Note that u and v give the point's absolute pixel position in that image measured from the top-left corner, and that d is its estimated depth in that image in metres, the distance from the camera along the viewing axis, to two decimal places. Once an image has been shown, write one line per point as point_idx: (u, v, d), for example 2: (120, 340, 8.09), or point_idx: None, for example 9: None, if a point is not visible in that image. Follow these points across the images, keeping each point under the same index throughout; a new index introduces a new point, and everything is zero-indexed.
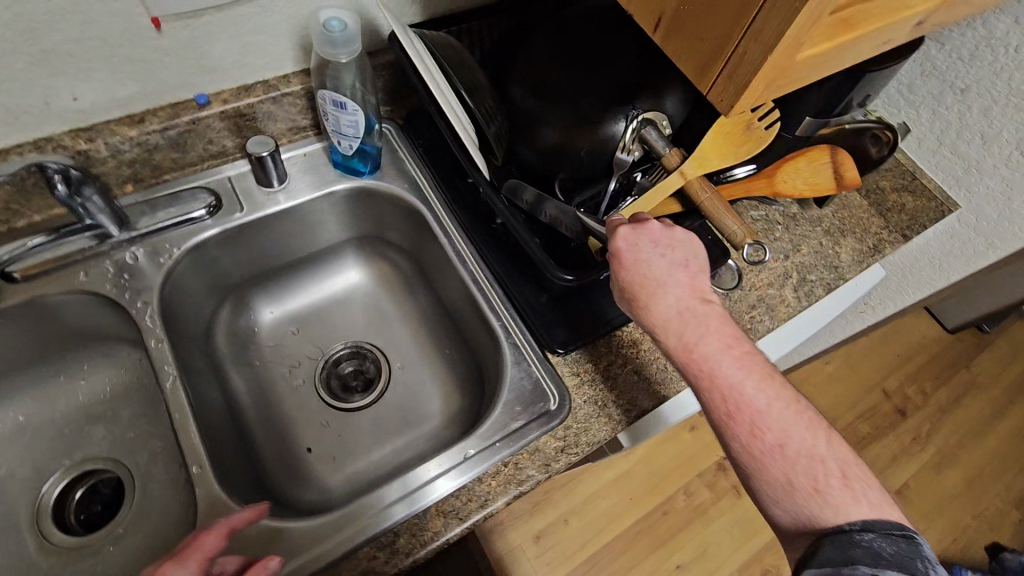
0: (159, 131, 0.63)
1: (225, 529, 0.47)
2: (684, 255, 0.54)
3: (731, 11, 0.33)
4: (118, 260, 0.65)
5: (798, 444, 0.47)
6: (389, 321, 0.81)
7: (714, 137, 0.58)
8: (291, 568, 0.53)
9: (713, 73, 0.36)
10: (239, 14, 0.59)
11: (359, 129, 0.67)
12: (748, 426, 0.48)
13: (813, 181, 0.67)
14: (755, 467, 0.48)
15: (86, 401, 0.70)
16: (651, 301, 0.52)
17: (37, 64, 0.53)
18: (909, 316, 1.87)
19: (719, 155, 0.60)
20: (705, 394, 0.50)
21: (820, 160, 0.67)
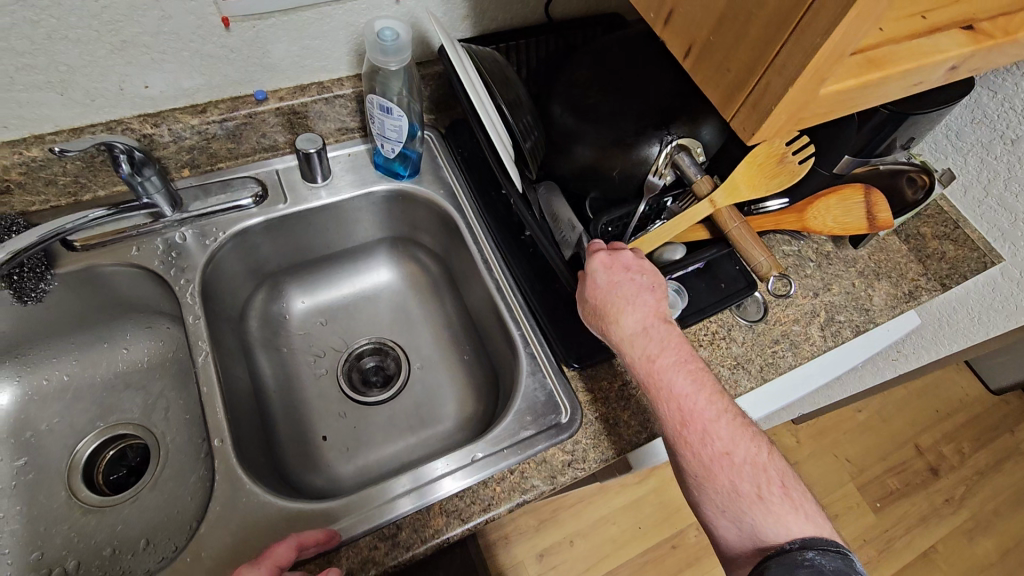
0: (218, 122, 0.68)
1: (295, 541, 0.50)
2: (650, 276, 0.57)
3: (757, 44, 0.34)
4: (168, 238, 0.69)
5: (745, 457, 0.51)
6: (413, 322, 0.83)
7: (746, 164, 0.60)
8: None
9: (738, 102, 0.37)
10: (301, 17, 0.62)
11: (401, 133, 0.70)
12: (699, 439, 0.51)
13: (845, 220, 0.67)
14: (706, 478, 0.51)
15: (124, 369, 0.74)
16: (619, 314, 0.56)
17: (117, 53, 0.58)
18: (950, 371, 1.79)
19: (750, 185, 0.61)
20: (660, 405, 0.53)
21: (853, 200, 0.67)
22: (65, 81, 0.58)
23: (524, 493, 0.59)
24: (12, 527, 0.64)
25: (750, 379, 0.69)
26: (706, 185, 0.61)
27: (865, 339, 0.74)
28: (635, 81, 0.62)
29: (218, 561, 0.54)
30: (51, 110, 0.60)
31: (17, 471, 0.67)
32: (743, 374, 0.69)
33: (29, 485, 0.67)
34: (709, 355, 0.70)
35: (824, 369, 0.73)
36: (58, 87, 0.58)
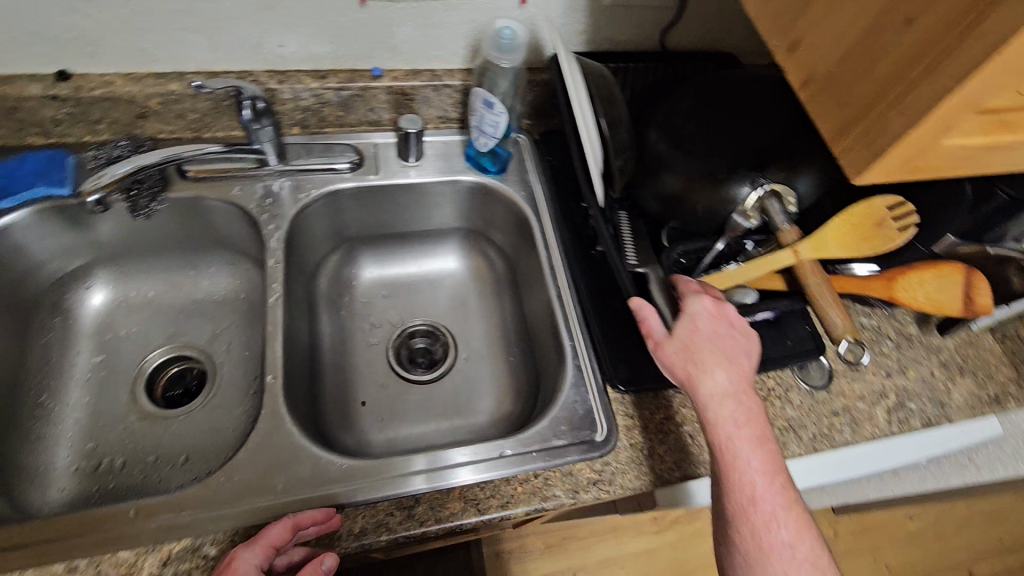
0: (334, 89, 0.73)
1: (290, 523, 0.51)
2: (749, 344, 0.57)
3: (878, 83, 0.34)
4: (267, 185, 0.75)
5: (804, 554, 0.48)
6: (469, 314, 0.84)
7: (841, 220, 0.58)
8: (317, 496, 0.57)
9: (847, 136, 0.37)
10: (427, 7, 0.67)
11: (498, 130, 0.72)
12: (764, 519, 0.49)
13: (938, 298, 0.62)
14: (758, 563, 0.48)
15: (201, 297, 0.80)
16: (710, 368, 0.54)
17: (264, 11, 0.63)
18: None
19: (840, 243, 0.59)
20: (730, 473, 0.51)
21: (950, 278, 0.62)
22: (210, 29, 0.64)
23: (544, 501, 0.59)
24: (77, 416, 0.70)
25: (800, 444, 0.66)
26: (792, 235, 0.59)
27: (936, 435, 0.69)
28: (739, 117, 0.61)
29: (246, 491, 0.57)
30: (198, 53, 0.67)
31: (93, 366, 0.73)
32: (793, 438, 0.66)
33: (100, 381, 0.73)
34: (760, 411, 0.67)
35: (882, 455, 0.68)
36: (208, 33, 0.64)
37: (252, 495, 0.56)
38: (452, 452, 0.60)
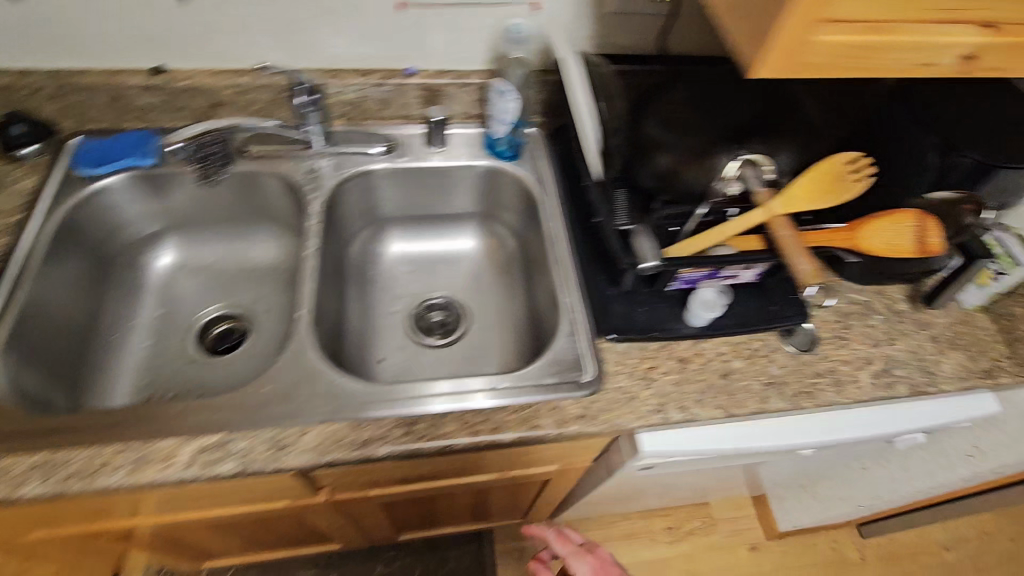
0: (372, 84, 0.84)
1: None
2: None
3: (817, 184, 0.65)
4: (312, 164, 0.85)
5: None
6: (484, 291, 0.92)
7: (807, 176, 0.65)
8: (347, 408, 0.63)
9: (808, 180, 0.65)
10: (460, 10, 0.77)
11: (510, 116, 0.80)
12: None
13: (894, 241, 0.69)
14: None
15: (253, 266, 0.92)
16: None
17: (317, 15, 0.76)
18: None
19: (807, 198, 0.65)
20: None
21: (903, 223, 0.69)
22: (275, 22, 0.76)
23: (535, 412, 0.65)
24: (144, 344, 0.82)
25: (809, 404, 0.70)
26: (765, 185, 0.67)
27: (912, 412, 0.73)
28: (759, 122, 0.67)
29: (271, 399, 0.63)
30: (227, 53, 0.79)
31: (155, 314, 0.85)
32: (791, 399, 0.70)
33: (160, 328, 0.84)
34: (782, 372, 0.72)
35: (858, 425, 0.70)
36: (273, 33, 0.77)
37: (279, 403, 0.63)
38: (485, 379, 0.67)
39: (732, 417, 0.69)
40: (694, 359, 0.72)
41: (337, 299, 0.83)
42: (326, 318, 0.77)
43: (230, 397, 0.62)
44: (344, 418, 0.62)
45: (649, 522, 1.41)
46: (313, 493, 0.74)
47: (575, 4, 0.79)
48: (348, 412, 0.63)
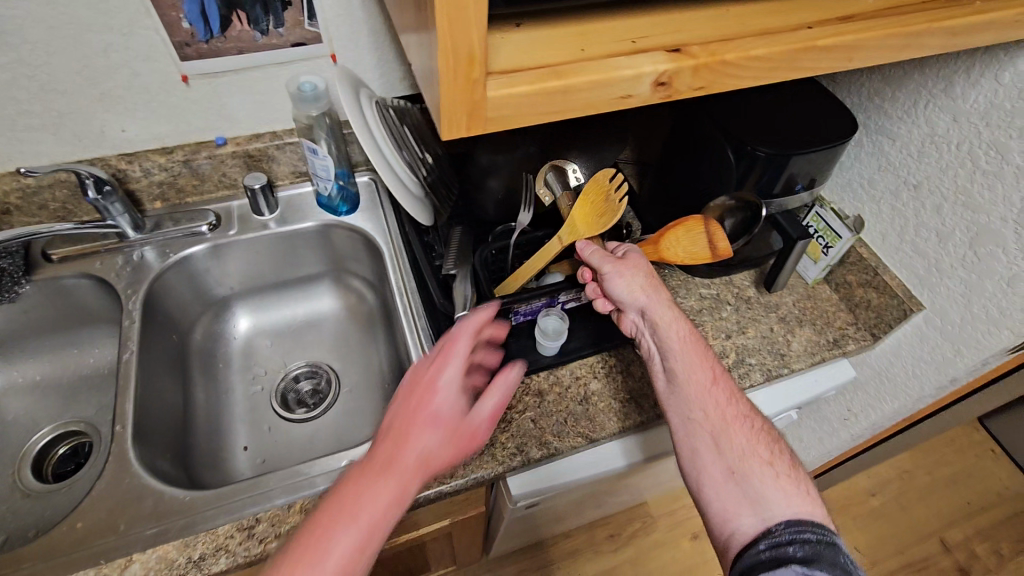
0: (181, 162, 0.79)
1: None
2: None
3: (589, 206, 0.62)
4: (130, 255, 0.78)
5: None
6: (350, 350, 0.87)
7: (579, 204, 0.62)
8: (176, 527, 0.57)
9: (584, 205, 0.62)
10: (253, 74, 0.75)
11: (330, 173, 0.78)
12: None
13: (693, 250, 0.63)
14: None
15: (91, 371, 0.82)
16: None
17: (97, 101, 0.71)
18: (965, 433, 1.62)
19: (586, 221, 0.62)
20: None
21: (695, 229, 0.63)
22: (51, 115, 0.70)
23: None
24: None
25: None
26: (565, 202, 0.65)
27: (765, 395, 0.76)
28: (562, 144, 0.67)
29: (89, 534, 0.57)
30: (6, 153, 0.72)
31: None
32: (654, 410, 0.69)
33: None
34: (639, 384, 0.71)
35: None
36: (50, 128, 0.71)
37: (99, 537, 0.56)
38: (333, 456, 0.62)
39: (595, 441, 0.67)
40: (551, 390, 0.70)
41: (182, 393, 0.77)
42: (163, 420, 0.71)
43: (42, 544, 0.55)
44: (171, 539, 0.56)
45: (591, 534, 1.39)
46: None
47: (373, 50, 0.78)
48: (177, 531, 0.57)
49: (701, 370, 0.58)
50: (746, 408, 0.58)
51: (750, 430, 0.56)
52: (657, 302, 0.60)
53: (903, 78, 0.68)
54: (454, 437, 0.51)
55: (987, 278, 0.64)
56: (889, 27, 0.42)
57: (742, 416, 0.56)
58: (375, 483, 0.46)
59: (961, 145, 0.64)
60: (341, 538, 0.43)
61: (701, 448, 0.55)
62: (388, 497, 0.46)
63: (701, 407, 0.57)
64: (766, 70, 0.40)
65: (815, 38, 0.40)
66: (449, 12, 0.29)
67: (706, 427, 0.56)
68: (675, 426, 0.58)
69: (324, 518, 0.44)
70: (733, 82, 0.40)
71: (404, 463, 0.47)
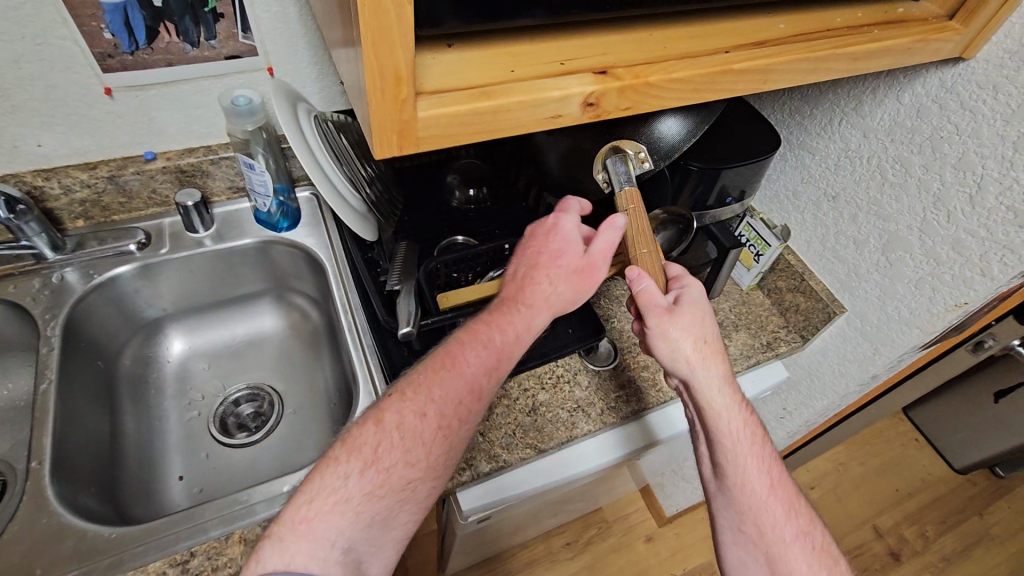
0: (106, 178, 0.75)
1: None
2: None
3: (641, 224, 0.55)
4: (48, 277, 0.73)
5: None
6: (295, 369, 0.85)
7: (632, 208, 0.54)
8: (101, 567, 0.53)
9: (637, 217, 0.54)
10: (184, 88, 0.72)
11: (268, 188, 0.76)
12: None
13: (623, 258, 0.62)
14: None
15: (5, 403, 0.75)
16: None
17: (8, 115, 0.67)
18: (891, 425, 1.73)
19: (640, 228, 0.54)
20: None
21: None
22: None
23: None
24: None
25: (616, 418, 0.71)
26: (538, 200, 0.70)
27: None
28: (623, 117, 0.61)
29: None
30: None
31: None
32: (601, 417, 0.71)
33: None
34: (586, 392, 0.72)
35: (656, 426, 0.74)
36: None
37: None
38: (270, 483, 0.60)
39: (545, 451, 0.68)
40: (499, 403, 0.70)
41: (109, 422, 0.72)
42: (87, 451, 0.66)
43: None
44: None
45: (547, 544, 1.40)
46: None
47: (312, 64, 0.77)
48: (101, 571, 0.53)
49: (760, 481, 0.58)
50: (803, 522, 0.58)
51: (807, 551, 0.56)
52: (722, 397, 0.57)
53: (819, 97, 0.73)
54: (575, 275, 0.57)
55: (898, 282, 0.70)
56: (798, 52, 0.45)
57: (800, 534, 0.57)
58: (481, 353, 0.54)
59: (871, 159, 0.69)
60: (447, 387, 0.52)
61: (755, 565, 0.57)
62: (484, 351, 0.54)
63: (756, 523, 0.57)
64: (688, 91, 0.42)
65: (732, 62, 0.43)
66: (373, 33, 0.29)
67: (759, 544, 0.57)
68: (727, 532, 0.59)
69: (424, 372, 0.53)
70: (658, 102, 0.42)
71: (508, 328, 0.55)
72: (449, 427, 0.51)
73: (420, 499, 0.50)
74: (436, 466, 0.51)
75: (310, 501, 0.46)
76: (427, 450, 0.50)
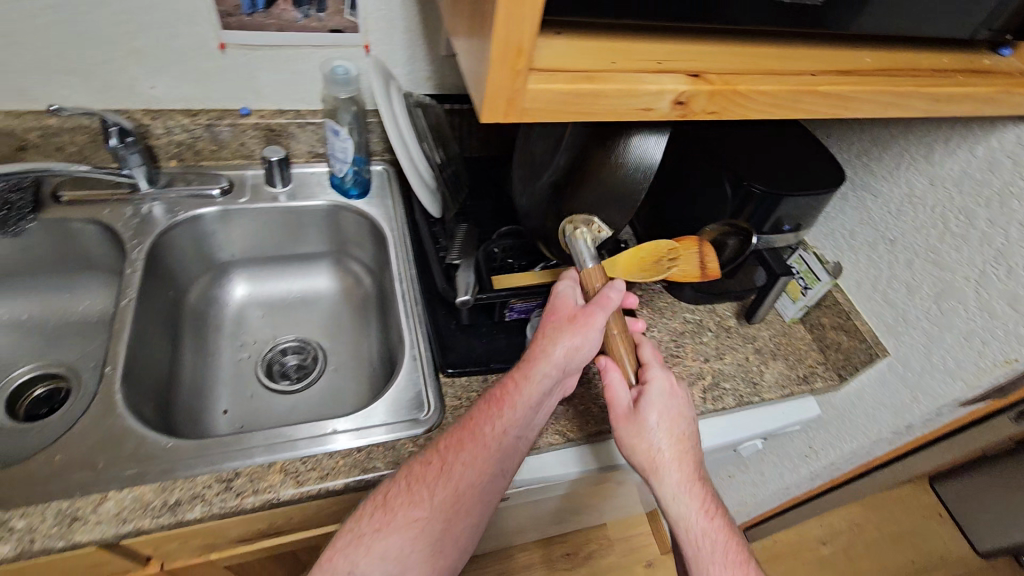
0: (205, 126, 0.81)
1: None
2: None
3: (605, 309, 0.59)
4: (139, 207, 0.79)
5: None
6: (342, 330, 0.89)
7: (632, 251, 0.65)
8: (153, 471, 0.57)
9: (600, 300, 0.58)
10: (289, 54, 0.78)
11: (348, 155, 0.81)
12: None
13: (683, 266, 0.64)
14: None
15: (80, 317, 0.82)
16: None
17: (133, 55, 0.73)
18: (914, 494, 1.68)
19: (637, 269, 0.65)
20: None
21: (688, 248, 0.65)
22: (86, 61, 0.72)
23: (367, 447, 0.62)
24: None
25: None
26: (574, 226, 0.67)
27: (735, 419, 0.79)
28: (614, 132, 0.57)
29: (65, 468, 0.57)
30: (34, 92, 0.73)
31: None
32: None
33: None
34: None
35: None
36: (83, 74, 0.73)
37: (73, 472, 0.56)
38: (312, 424, 0.63)
39: (570, 442, 0.70)
40: None
41: (170, 349, 0.77)
42: (150, 370, 0.71)
43: (14, 473, 0.55)
44: (147, 482, 0.56)
45: (547, 552, 1.40)
46: (141, 567, 0.68)
47: (406, 48, 0.82)
48: (153, 475, 0.57)
49: None
50: None
51: None
52: (682, 501, 0.57)
53: (889, 141, 0.74)
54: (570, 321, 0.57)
55: (947, 332, 0.70)
56: (882, 85, 0.47)
57: None
58: (487, 413, 0.57)
59: (935, 208, 0.70)
60: (457, 445, 0.56)
61: None
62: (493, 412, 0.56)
63: None
64: (773, 107, 0.45)
65: (818, 85, 0.45)
66: (508, 6, 0.32)
67: None
68: None
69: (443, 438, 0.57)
70: (743, 112, 0.44)
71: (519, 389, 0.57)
72: (449, 477, 0.55)
73: (428, 544, 0.54)
74: (446, 508, 0.54)
75: (334, 540, 0.53)
76: (433, 492, 0.54)
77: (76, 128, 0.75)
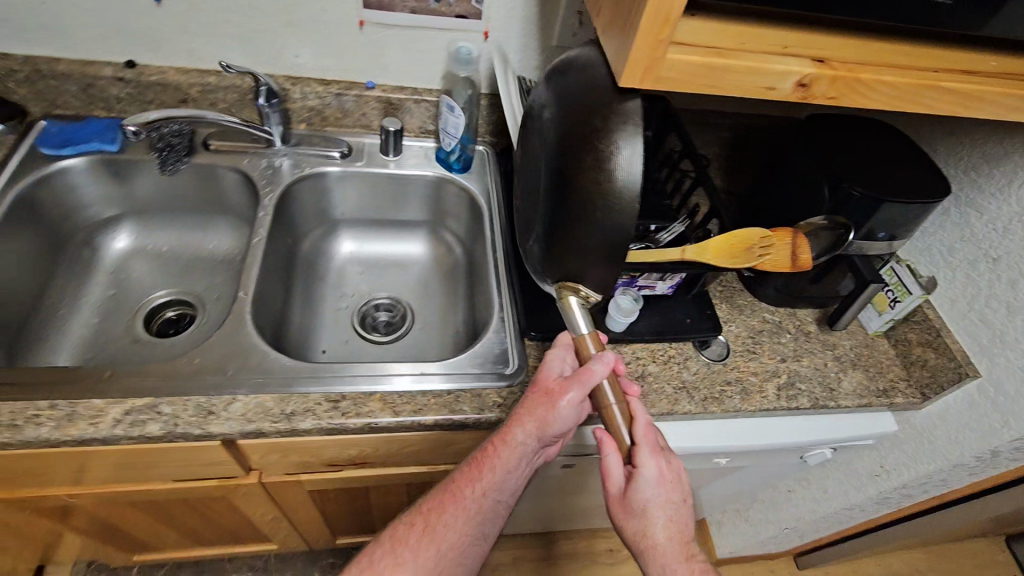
0: (335, 95, 0.90)
1: None
2: None
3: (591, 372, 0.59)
4: (271, 161, 0.89)
5: None
6: (430, 293, 0.96)
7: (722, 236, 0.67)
8: (274, 383, 0.65)
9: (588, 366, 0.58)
10: (418, 34, 0.86)
11: (459, 130, 0.88)
12: None
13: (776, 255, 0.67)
14: None
15: (210, 254, 0.92)
16: None
17: (286, 26, 0.83)
18: (985, 548, 1.58)
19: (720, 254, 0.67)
20: None
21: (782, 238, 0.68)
22: (247, 29, 0.83)
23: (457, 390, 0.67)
24: (94, 321, 0.83)
25: (717, 408, 0.74)
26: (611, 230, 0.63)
27: (808, 421, 0.79)
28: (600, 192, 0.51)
29: (202, 371, 0.65)
30: (201, 52, 0.84)
31: (107, 296, 0.86)
32: (702, 402, 0.74)
33: (110, 307, 0.85)
34: (692, 377, 0.76)
35: (748, 431, 0.77)
36: (244, 40, 0.83)
37: (209, 374, 0.65)
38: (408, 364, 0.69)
39: None
40: None
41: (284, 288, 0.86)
42: (269, 302, 0.80)
43: (162, 369, 0.64)
44: (268, 391, 0.64)
45: (590, 543, 1.42)
46: (245, 474, 0.76)
47: (522, 36, 0.87)
48: (274, 386, 0.65)
49: None
50: None
51: None
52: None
53: (1002, 158, 0.72)
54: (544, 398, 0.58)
55: None
56: (1006, 87, 0.48)
57: None
58: (469, 476, 0.61)
59: None
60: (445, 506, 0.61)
61: None
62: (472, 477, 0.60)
63: None
64: (892, 98, 0.47)
65: (940, 80, 0.47)
66: None
67: None
68: None
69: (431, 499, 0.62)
70: (862, 100, 0.47)
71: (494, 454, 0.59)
72: (435, 537, 0.60)
73: None
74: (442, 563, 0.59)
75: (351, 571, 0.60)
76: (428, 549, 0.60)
77: (230, 86, 0.86)
